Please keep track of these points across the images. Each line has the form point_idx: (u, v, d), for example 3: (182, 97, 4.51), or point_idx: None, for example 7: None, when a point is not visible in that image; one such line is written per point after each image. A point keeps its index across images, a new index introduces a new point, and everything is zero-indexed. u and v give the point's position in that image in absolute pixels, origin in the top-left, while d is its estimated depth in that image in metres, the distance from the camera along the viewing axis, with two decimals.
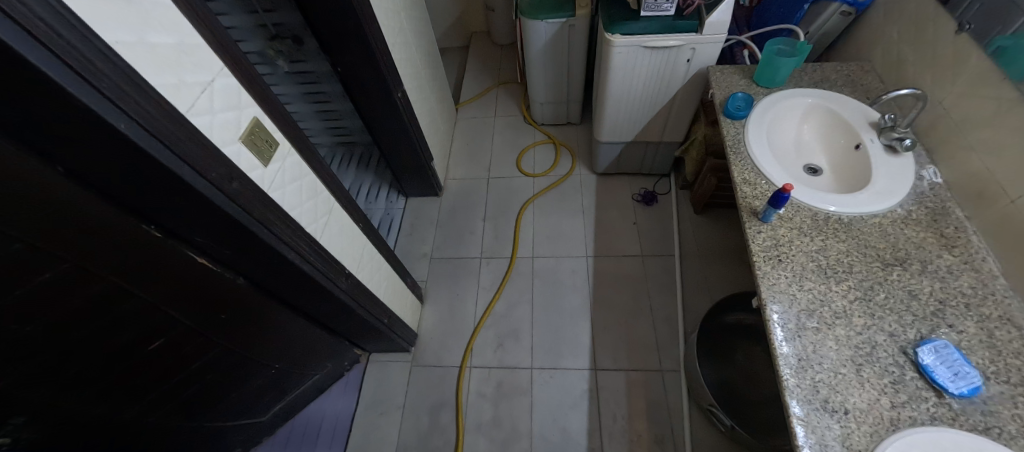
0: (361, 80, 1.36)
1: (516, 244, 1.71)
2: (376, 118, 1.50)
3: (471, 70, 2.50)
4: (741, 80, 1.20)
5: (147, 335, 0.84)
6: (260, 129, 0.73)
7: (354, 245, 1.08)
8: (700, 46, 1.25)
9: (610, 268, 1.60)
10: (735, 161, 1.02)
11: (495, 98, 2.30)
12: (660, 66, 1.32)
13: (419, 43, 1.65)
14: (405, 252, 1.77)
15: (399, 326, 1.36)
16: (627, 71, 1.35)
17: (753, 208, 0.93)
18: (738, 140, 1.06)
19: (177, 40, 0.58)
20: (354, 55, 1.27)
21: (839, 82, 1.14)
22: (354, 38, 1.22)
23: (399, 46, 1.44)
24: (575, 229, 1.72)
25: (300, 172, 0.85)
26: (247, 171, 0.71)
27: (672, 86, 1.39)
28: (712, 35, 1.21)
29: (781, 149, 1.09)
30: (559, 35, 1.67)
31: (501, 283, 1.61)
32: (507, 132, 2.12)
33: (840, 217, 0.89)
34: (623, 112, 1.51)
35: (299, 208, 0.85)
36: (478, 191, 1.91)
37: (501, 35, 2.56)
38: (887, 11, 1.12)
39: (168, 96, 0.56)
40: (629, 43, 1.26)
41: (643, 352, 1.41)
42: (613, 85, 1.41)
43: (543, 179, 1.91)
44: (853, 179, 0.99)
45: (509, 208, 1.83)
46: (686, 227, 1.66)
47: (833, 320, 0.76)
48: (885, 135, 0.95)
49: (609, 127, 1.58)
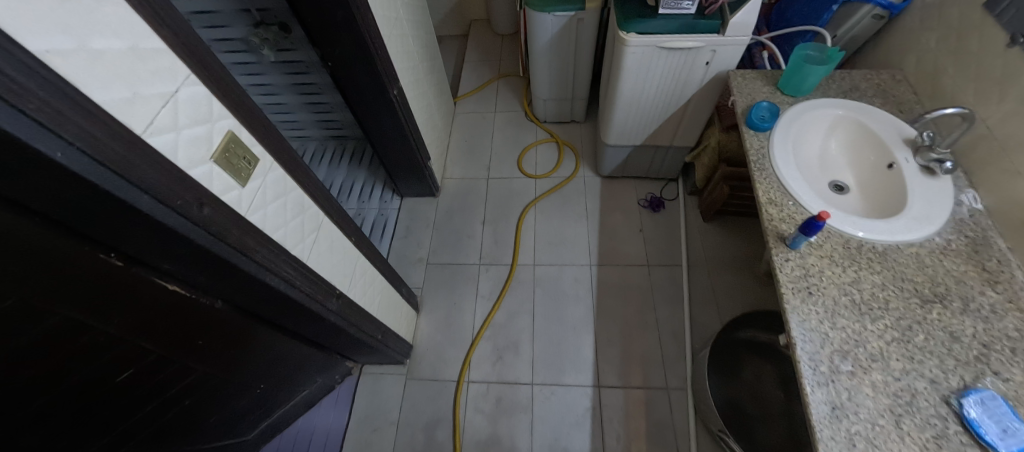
0: (353, 75, 1.25)
1: (516, 249, 1.63)
2: (370, 115, 1.39)
3: (469, 61, 2.38)
4: (765, 87, 1.11)
5: (115, 365, 0.75)
6: (236, 144, 0.63)
7: (346, 261, 0.99)
8: (721, 48, 1.15)
9: (614, 278, 1.53)
10: (759, 178, 0.95)
11: (495, 92, 2.19)
12: (675, 68, 1.23)
13: (416, 33, 1.53)
14: (400, 255, 1.69)
15: (393, 340, 1.29)
16: (640, 72, 1.26)
17: (780, 232, 0.86)
18: (763, 155, 0.98)
19: (130, 45, 0.48)
20: (347, 48, 1.16)
21: (869, 91, 1.06)
22: (346, 30, 1.12)
23: (396, 37, 1.33)
24: (578, 234, 1.65)
25: (283, 188, 0.75)
26: (219, 193, 0.61)
27: (687, 90, 1.30)
28: (734, 37, 1.12)
29: (806, 164, 1.01)
30: (566, 30, 1.57)
31: (500, 292, 1.54)
32: (508, 129, 2.03)
33: (872, 244, 0.82)
34: (633, 115, 1.42)
35: (283, 229, 0.76)
36: (477, 192, 1.83)
37: (501, 25, 2.43)
38: (923, 16, 1.04)
39: (120, 113, 0.47)
40: (645, 42, 1.16)
41: (648, 368, 1.36)
42: (624, 87, 1.32)
43: (545, 180, 1.82)
44: (884, 200, 0.92)
45: (509, 211, 1.75)
46: (695, 235, 1.60)
47: (868, 363, 0.70)
48: (922, 155, 0.89)
49: (617, 130, 1.50)
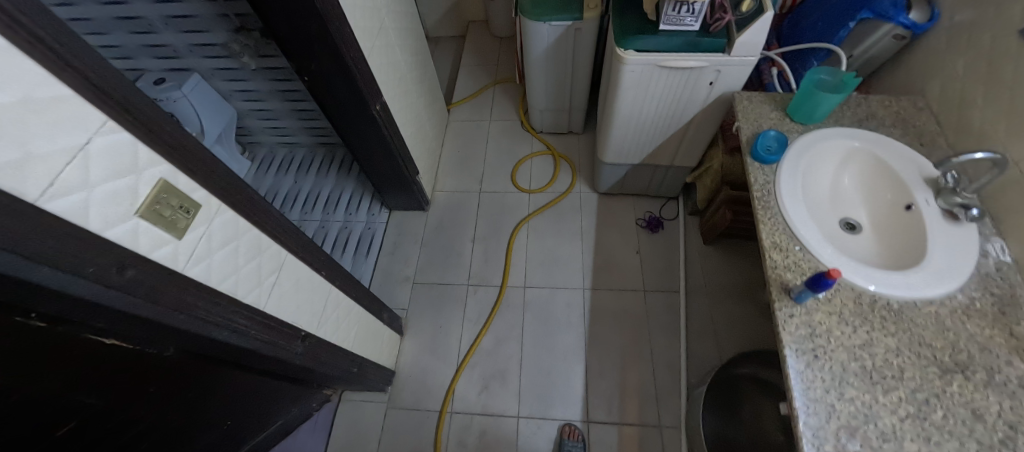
0: (332, 90, 1.17)
1: (507, 270, 1.56)
2: (352, 130, 1.32)
3: (465, 65, 2.30)
4: (773, 112, 1.02)
5: (53, 420, 0.67)
6: (170, 192, 0.56)
7: (315, 298, 0.92)
8: (727, 68, 1.06)
9: (608, 304, 1.46)
10: (763, 217, 0.87)
11: (491, 99, 2.10)
12: (676, 88, 1.14)
13: (404, 41, 1.45)
14: (386, 273, 1.63)
15: (372, 370, 1.23)
16: (638, 91, 1.18)
17: (784, 282, 0.78)
18: (768, 190, 0.90)
19: (21, 96, 0.40)
20: (323, 62, 1.09)
21: (887, 120, 0.97)
22: (321, 44, 1.04)
23: (379, 48, 1.25)
24: (572, 255, 1.58)
25: (234, 232, 0.68)
26: (147, 251, 0.54)
27: (689, 109, 1.21)
28: (741, 57, 1.03)
29: (815, 200, 0.93)
30: (563, 40, 1.48)
31: (488, 316, 1.47)
32: (503, 139, 1.94)
33: (887, 300, 0.74)
34: (631, 134, 1.34)
35: (234, 277, 0.69)
36: (468, 206, 1.75)
37: (499, 27, 2.34)
38: (951, 39, 0.94)
39: (4, 179, 0.39)
40: (644, 61, 1.08)
41: (640, 403, 1.29)
42: (622, 106, 1.23)
43: (539, 195, 1.75)
44: (900, 245, 0.84)
45: (501, 228, 1.68)
46: (694, 259, 1.52)
47: (879, 443, 0.63)
48: (945, 198, 0.80)
49: (615, 148, 1.41)
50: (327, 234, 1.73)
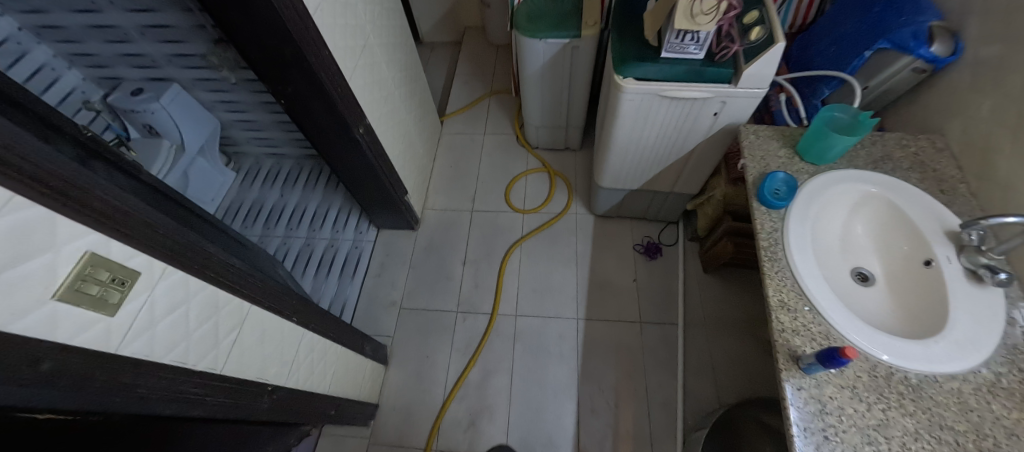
0: (311, 113, 1.10)
1: (497, 297, 1.49)
2: (335, 153, 1.25)
3: (460, 74, 2.22)
4: (781, 150, 0.95)
5: None
6: (96, 266, 0.49)
7: (283, 347, 0.86)
8: (732, 100, 0.99)
9: (602, 335, 1.40)
10: (770, 271, 0.80)
11: (486, 111, 2.03)
12: (678, 118, 1.07)
13: (391, 57, 1.37)
14: (372, 297, 1.56)
15: (353, 408, 1.16)
16: (637, 120, 1.10)
17: (792, 349, 0.71)
18: (776, 240, 0.84)
19: None
20: (300, 86, 1.01)
21: (903, 162, 0.90)
22: (296, 69, 0.97)
23: (363, 67, 1.18)
24: (566, 282, 1.51)
25: (182, 295, 0.61)
26: (68, 338, 0.47)
27: (690, 140, 1.14)
28: (747, 89, 0.96)
29: (825, 250, 0.87)
30: (560, 57, 1.40)
31: (477, 347, 1.41)
32: (497, 154, 1.87)
33: (904, 373, 0.68)
34: (630, 161, 1.27)
35: (183, 344, 0.62)
36: (459, 225, 1.69)
37: (497, 34, 2.26)
38: (975, 77, 0.87)
39: None
40: (643, 90, 1.00)
41: (634, 445, 1.23)
42: (620, 133, 1.16)
43: (533, 216, 1.68)
44: (916, 305, 0.78)
45: (493, 251, 1.61)
46: (694, 289, 1.45)
47: None
48: (968, 257, 0.73)
49: (612, 174, 1.34)
50: (312, 253, 1.68)
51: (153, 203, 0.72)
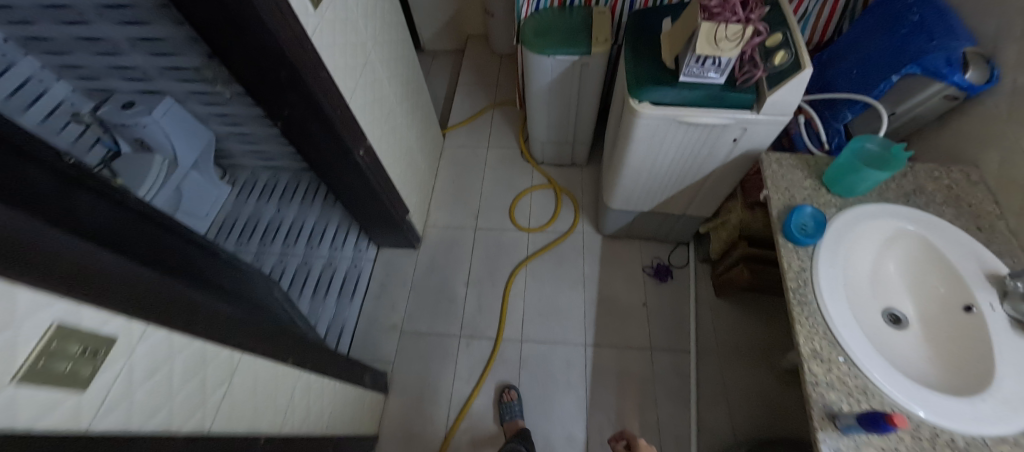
0: (309, 135, 1.05)
1: (502, 321, 1.44)
2: (333, 173, 1.19)
3: (462, 84, 2.17)
4: (806, 180, 0.90)
5: None
6: (65, 338, 0.43)
7: (277, 393, 0.80)
8: (753, 126, 0.94)
9: (611, 363, 1.35)
10: (799, 315, 0.75)
11: (489, 123, 1.98)
12: (695, 143, 1.02)
13: (393, 72, 1.32)
14: (371, 320, 1.51)
15: (351, 445, 1.11)
16: (652, 144, 1.05)
17: (828, 405, 0.67)
18: (805, 280, 0.79)
19: None
20: (297, 108, 0.96)
21: (937, 196, 0.85)
22: (293, 91, 0.91)
23: (364, 86, 1.12)
24: (573, 305, 1.46)
25: (165, 354, 0.55)
26: (29, 423, 0.41)
27: (707, 164, 1.09)
28: (770, 116, 0.91)
29: (856, 290, 0.82)
30: (568, 74, 1.35)
31: (481, 374, 1.36)
32: (501, 169, 1.82)
33: (951, 436, 0.62)
34: (642, 184, 1.22)
35: (164, 407, 0.56)
36: (462, 244, 1.63)
37: (500, 44, 2.21)
38: (1014, 107, 0.82)
39: None
40: (660, 115, 0.95)
41: None
42: (633, 157, 1.11)
43: (539, 235, 1.63)
44: (957, 353, 0.73)
45: (497, 271, 1.56)
46: (706, 314, 1.40)
47: None
48: (1015, 305, 0.68)
49: (623, 196, 1.29)
50: (309, 272, 1.62)
51: (135, 247, 0.67)
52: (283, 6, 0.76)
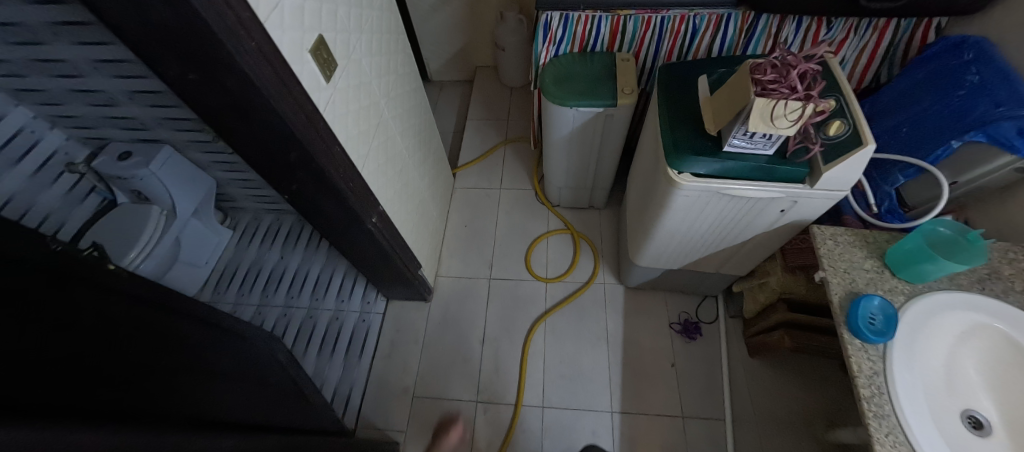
0: (319, 207, 0.97)
1: (522, 384, 1.35)
2: (344, 239, 1.11)
3: (472, 119, 2.10)
4: (867, 261, 0.82)
5: None
6: None
7: None
8: (804, 200, 0.86)
9: (640, 433, 1.25)
10: (877, 433, 0.66)
11: (501, 162, 1.90)
12: (737, 213, 0.94)
13: (406, 125, 1.24)
14: (381, 381, 1.42)
15: None
16: (688, 213, 0.98)
17: None
18: (879, 388, 0.70)
19: None
20: (307, 184, 0.88)
21: (1016, 283, 0.77)
22: (303, 169, 0.84)
23: (376, 148, 1.04)
24: (596, 365, 1.37)
25: None
26: None
27: (746, 231, 1.01)
28: (825, 191, 0.83)
29: (934, 391, 0.73)
30: (591, 125, 1.28)
31: (501, 446, 1.26)
32: (515, 212, 1.74)
33: None
34: (674, 246, 1.14)
35: None
36: (476, 296, 1.55)
37: (511, 76, 2.14)
38: None
39: None
40: (701, 188, 0.88)
41: None
42: (666, 223, 1.03)
43: (557, 286, 1.54)
44: None
45: (515, 327, 1.47)
46: (740, 377, 1.31)
47: None
48: None
49: (651, 255, 1.21)
50: (315, 327, 1.53)
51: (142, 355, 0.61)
52: (292, 86, 0.69)
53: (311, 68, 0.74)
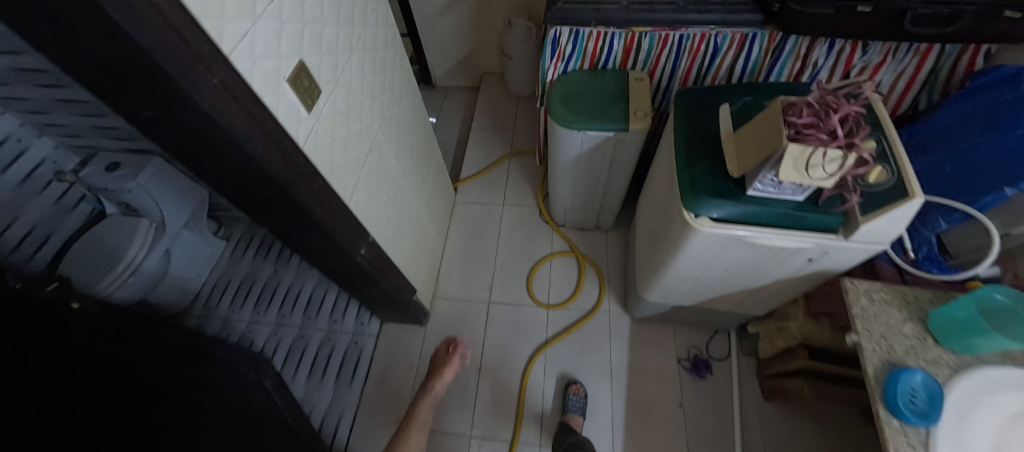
0: (303, 239, 0.90)
1: (518, 419, 1.28)
2: (332, 268, 1.05)
3: (477, 129, 2.02)
4: (905, 324, 0.73)
5: None
6: None
7: None
8: (837, 251, 0.77)
9: None
10: None
11: (505, 176, 1.82)
12: (759, 260, 0.85)
13: (403, 144, 1.17)
14: (372, 410, 1.35)
15: None
16: (704, 257, 0.89)
17: None
18: None
19: None
20: (287, 218, 0.82)
21: None
22: (282, 204, 0.77)
23: (368, 175, 0.97)
24: (598, 402, 1.30)
25: None
26: None
27: (768, 277, 0.92)
28: (862, 243, 0.74)
29: None
30: (599, 149, 1.19)
31: None
32: (518, 231, 1.66)
33: None
34: (686, 285, 1.05)
35: None
36: (474, 321, 1.47)
37: (518, 85, 2.05)
38: None
39: None
40: (720, 234, 0.79)
41: None
42: (679, 264, 0.95)
43: (559, 313, 1.46)
44: None
45: (514, 356, 1.40)
46: (752, 422, 1.22)
47: None
48: None
49: (661, 292, 1.13)
50: (305, 348, 1.47)
51: None
52: (264, 123, 0.62)
53: (289, 98, 0.67)
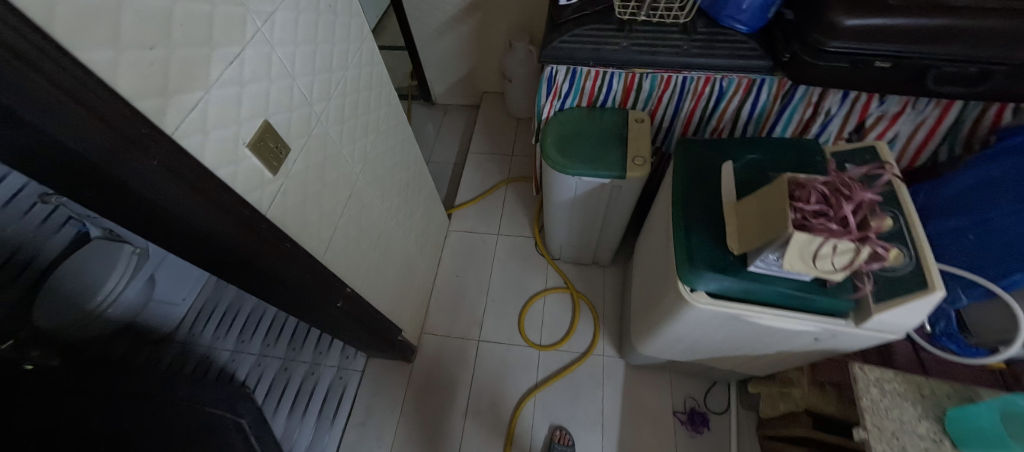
0: (274, 294, 0.85)
1: None
2: (308, 317, 1.00)
3: (474, 152, 1.96)
4: (919, 421, 0.67)
5: None
6: None
7: None
8: (844, 335, 0.71)
9: None
10: None
11: (501, 203, 1.77)
12: (759, 335, 0.79)
13: (388, 183, 1.12)
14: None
15: None
16: (701, 327, 0.83)
17: None
18: None
19: None
20: (254, 278, 0.77)
21: None
22: (246, 268, 0.72)
23: (346, 224, 0.92)
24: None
25: None
26: None
27: (769, 348, 0.85)
28: (872, 331, 0.68)
29: None
30: (595, 193, 1.14)
31: None
32: (512, 263, 1.60)
33: None
34: (682, 346, 0.99)
35: None
36: (462, 360, 1.42)
37: (518, 107, 1.99)
38: None
39: None
40: (717, 311, 0.73)
41: None
42: (675, 329, 0.89)
43: (551, 355, 1.40)
44: None
45: (502, 400, 1.34)
46: None
47: None
48: None
49: (656, 347, 1.06)
50: (288, 382, 1.43)
51: None
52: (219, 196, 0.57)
53: (251, 164, 0.62)
